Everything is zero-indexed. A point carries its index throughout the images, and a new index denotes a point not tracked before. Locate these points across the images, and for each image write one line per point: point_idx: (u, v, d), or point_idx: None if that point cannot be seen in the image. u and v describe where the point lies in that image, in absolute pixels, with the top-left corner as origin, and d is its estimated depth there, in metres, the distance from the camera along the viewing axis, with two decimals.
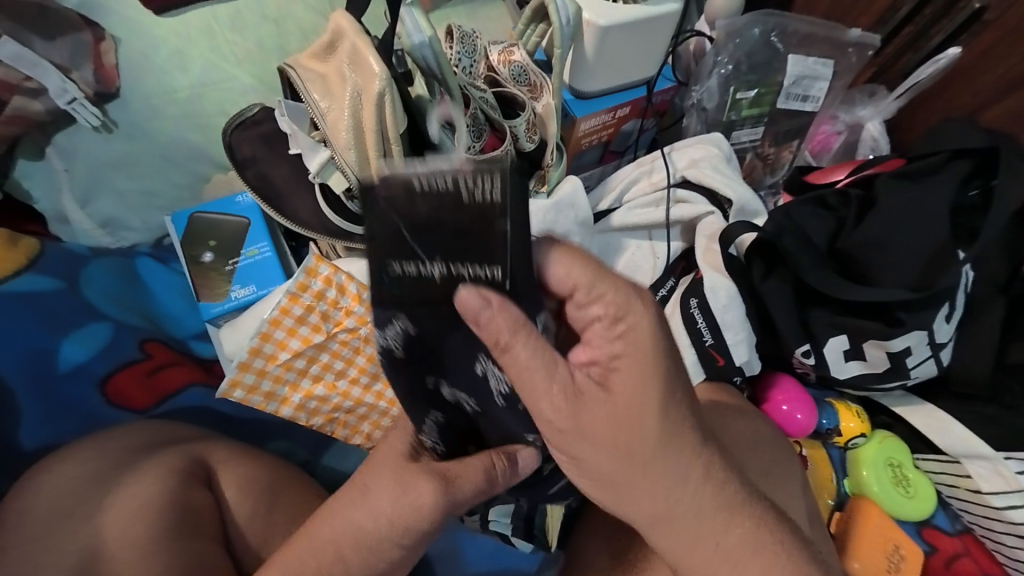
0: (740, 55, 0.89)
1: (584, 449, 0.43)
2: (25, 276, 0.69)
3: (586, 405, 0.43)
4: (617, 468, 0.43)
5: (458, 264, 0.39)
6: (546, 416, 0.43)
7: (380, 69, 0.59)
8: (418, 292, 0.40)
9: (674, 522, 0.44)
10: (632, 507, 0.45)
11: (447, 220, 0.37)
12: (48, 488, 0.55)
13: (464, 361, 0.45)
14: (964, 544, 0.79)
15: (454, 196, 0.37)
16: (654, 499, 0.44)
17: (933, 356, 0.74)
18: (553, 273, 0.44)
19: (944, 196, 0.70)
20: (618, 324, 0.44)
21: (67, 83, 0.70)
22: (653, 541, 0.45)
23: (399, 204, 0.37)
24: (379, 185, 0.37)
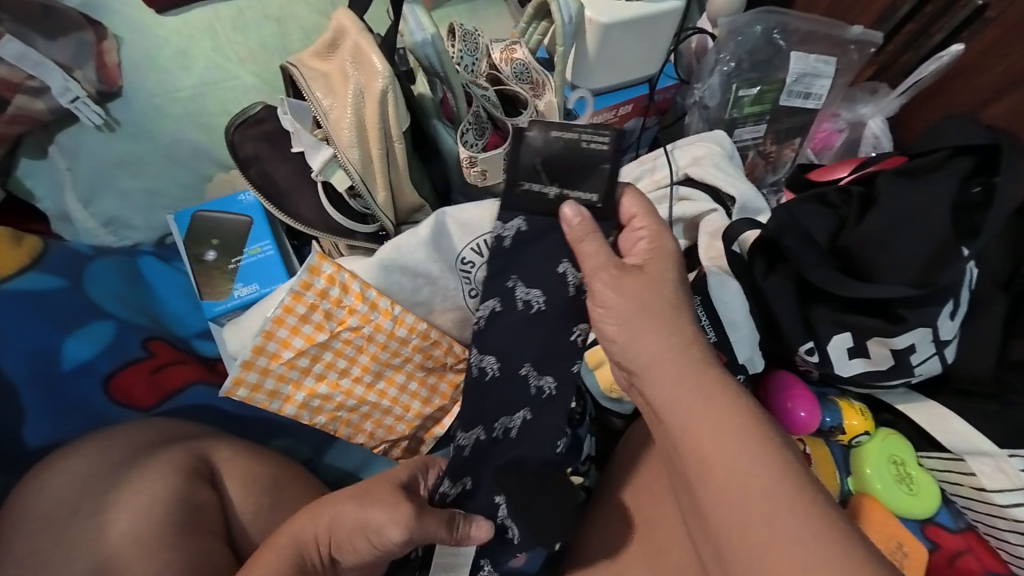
0: (743, 53, 0.89)
1: (624, 306, 0.53)
2: (29, 275, 0.69)
3: (626, 282, 0.54)
4: (653, 347, 0.52)
5: (570, 191, 0.57)
6: (602, 285, 0.54)
7: (382, 67, 0.59)
8: (532, 204, 0.58)
9: (687, 405, 0.49)
10: (655, 373, 0.51)
11: (575, 166, 0.56)
12: (53, 485, 0.55)
13: (550, 262, 0.59)
14: (967, 541, 0.79)
15: (578, 160, 0.56)
16: (677, 382, 0.50)
17: (937, 353, 0.73)
18: (625, 202, 0.58)
19: (949, 192, 0.70)
20: (652, 243, 0.57)
21: (70, 82, 0.70)
22: (667, 409, 0.50)
23: (538, 149, 0.56)
24: (530, 132, 0.55)
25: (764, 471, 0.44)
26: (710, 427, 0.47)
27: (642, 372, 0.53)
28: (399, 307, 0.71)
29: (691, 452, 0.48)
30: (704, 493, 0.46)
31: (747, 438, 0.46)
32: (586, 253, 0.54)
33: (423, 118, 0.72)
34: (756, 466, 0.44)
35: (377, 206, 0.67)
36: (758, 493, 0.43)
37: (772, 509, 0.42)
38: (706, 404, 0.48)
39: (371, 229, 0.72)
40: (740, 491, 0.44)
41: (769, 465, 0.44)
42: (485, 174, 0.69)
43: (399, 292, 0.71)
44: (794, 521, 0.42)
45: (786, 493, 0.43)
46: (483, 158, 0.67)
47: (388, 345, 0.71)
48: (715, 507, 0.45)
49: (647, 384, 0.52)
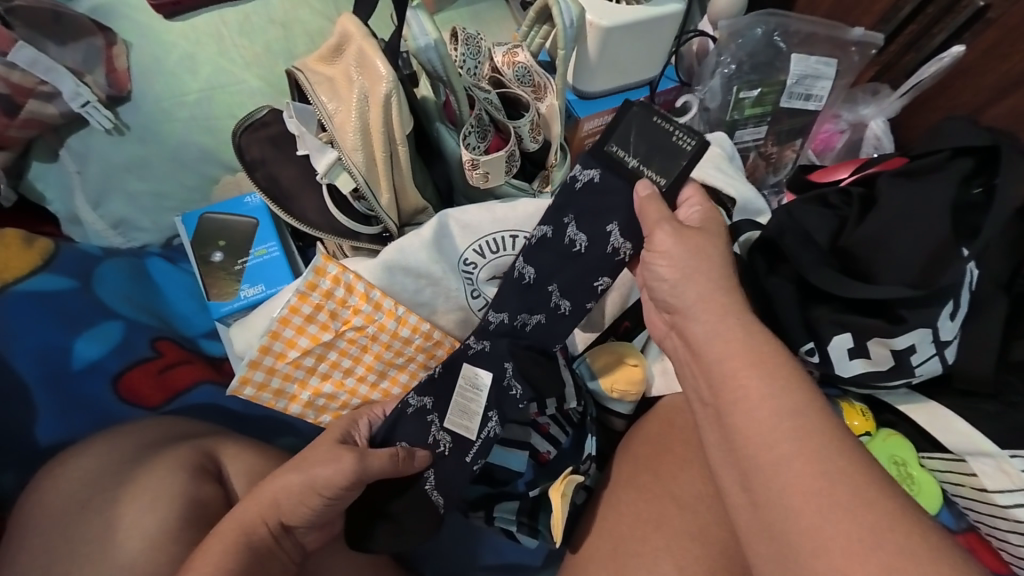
0: (743, 54, 0.89)
1: (680, 251, 0.58)
2: (41, 275, 0.71)
3: (687, 233, 0.60)
4: (701, 289, 0.56)
5: (646, 168, 0.65)
6: (669, 229, 0.60)
7: (387, 72, 0.60)
8: (610, 167, 0.66)
9: (731, 338, 0.52)
10: (702, 308, 0.55)
11: (657, 147, 0.65)
12: (66, 479, 0.56)
13: (599, 221, 0.67)
14: (968, 542, 0.79)
15: (665, 145, 0.65)
16: (724, 319, 0.53)
17: (937, 354, 0.74)
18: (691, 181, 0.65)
19: (948, 193, 0.71)
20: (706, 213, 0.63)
21: (81, 87, 0.72)
22: (705, 343, 0.53)
23: (632, 127, 0.65)
24: (635, 108, 0.65)
25: (797, 397, 0.47)
26: (748, 357, 0.50)
27: (689, 310, 0.56)
28: (402, 307, 0.71)
29: (726, 378, 0.50)
30: (735, 414, 0.49)
31: (781, 370, 0.49)
32: (649, 209, 0.61)
33: (426, 120, 0.73)
34: (790, 393, 0.47)
35: (381, 208, 0.68)
36: (792, 416, 0.46)
37: (803, 430, 0.45)
38: (748, 339, 0.52)
39: (374, 231, 0.73)
40: (772, 412, 0.47)
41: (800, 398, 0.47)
42: (487, 176, 0.70)
43: (402, 293, 0.72)
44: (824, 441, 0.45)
45: (819, 419, 0.46)
46: (485, 160, 0.68)
47: (391, 345, 0.72)
48: (744, 428, 0.48)
49: (691, 320, 0.56)
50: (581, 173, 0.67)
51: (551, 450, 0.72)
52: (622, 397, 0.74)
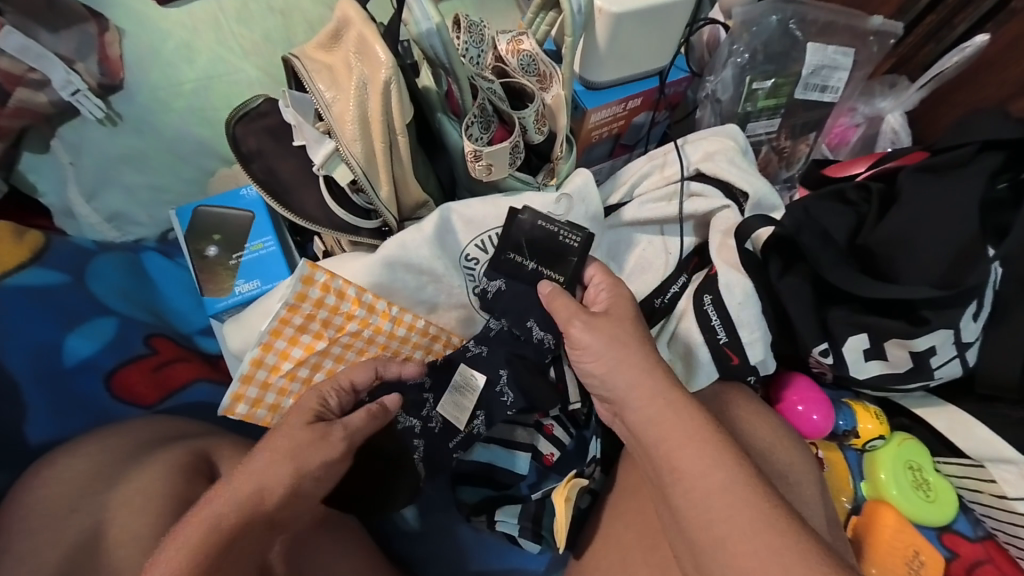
0: (757, 44, 0.85)
1: (597, 343, 0.59)
2: (32, 269, 0.68)
3: (598, 323, 0.60)
4: (629, 373, 0.57)
5: (545, 269, 0.66)
6: (579, 329, 0.59)
7: (386, 58, 0.58)
8: (514, 273, 0.66)
9: (663, 422, 0.53)
10: (636, 396, 0.55)
11: (550, 250, 0.66)
12: (55, 481, 0.54)
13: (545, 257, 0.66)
14: (985, 550, 0.76)
15: (551, 245, 0.66)
16: (654, 403, 0.54)
17: (959, 356, 0.71)
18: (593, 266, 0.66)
19: (974, 189, 0.68)
20: (612, 292, 0.64)
21: (72, 75, 0.69)
22: (642, 428, 0.55)
23: (524, 230, 0.66)
24: (522, 215, 0.66)
25: (728, 472, 0.49)
26: (682, 435, 0.52)
27: (624, 400, 0.56)
28: (396, 308, 0.70)
29: (663, 461, 0.52)
30: (676, 494, 0.51)
31: (710, 443, 0.51)
32: (558, 307, 0.61)
33: (429, 111, 0.70)
34: (719, 469, 0.49)
35: (380, 201, 0.66)
36: (721, 492, 0.48)
37: (733, 506, 0.47)
38: (678, 420, 0.53)
39: (374, 225, 0.71)
40: (704, 493, 0.49)
41: (729, 472, 0.49)
42: (491, 168, 0.67)
43: (403, 291, 0.69)
44: (752, 513, 0.47)
45: (746, 492, 0.48)
46: (488, 151, 0.65)
47: (389, 346, 0.70)
48: (687, 507, 0.49)
49: (627, 409, 0.56)
50: (490, 285, 0.66)
51: (555, 451, 0.70)
52: None
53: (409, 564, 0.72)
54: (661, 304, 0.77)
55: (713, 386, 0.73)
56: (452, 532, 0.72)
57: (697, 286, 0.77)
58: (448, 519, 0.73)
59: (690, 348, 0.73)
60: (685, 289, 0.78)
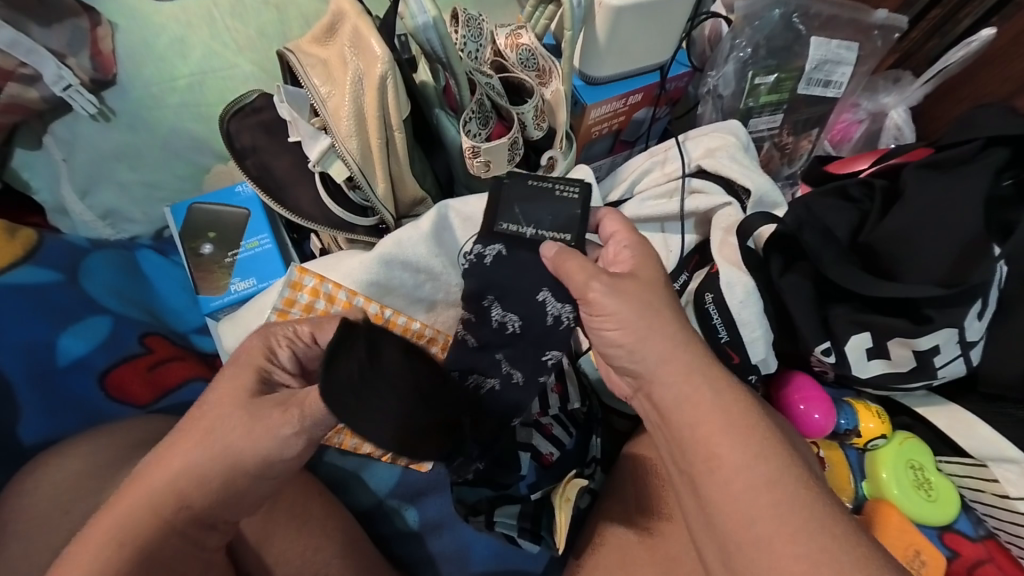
0: (760, 38, 0.84)
1: (627, 312, 0.52)
2: (23, 268, 0.68)
3: (625, 286, 0.53)
4: (661, 347, 0.52)
5: (547, 230, 0.57)
6: (603, 291, 0.52)
7: (382, 52, 0.57)
8: (515, 242, 0.57)
9: (700, 403, 0.50)
10: (666, 372, 0.51)
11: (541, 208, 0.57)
12: (48, 482, 0.54)
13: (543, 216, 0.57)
14: (987, 550, 0.76)
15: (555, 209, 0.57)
16: (689, 380, 0.50)
17: (962, 355, 0.71)
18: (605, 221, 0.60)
19: (979, 185, 0.67)
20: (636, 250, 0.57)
21: (63, 70, 0.68)
22: (677, 408, 0.50)
23: (513, 197, 0.57)
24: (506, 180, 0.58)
25: (772, 463, 0.46)
26: (720, 421, 0.49)
27: (653, 376, 0.52)
28: (389, 311, 0.69)
29: (699, 448, 0.48)
30: (709, 487, 0.47)
31: (752, 432, 0.48)
32: (570, 270, 0.53)
33: (426, 107, 0.69)
34: (761, 461, 0.46)
35: (377, 198, 0.65)
36: (766, 489, 0.45)
37: (778, 503, 0.45)
38: (715, 401, 0.50)
39: (371, 223, 0.70)
40: (749, 485, 0.46)
41: (774, 464, 0.46)
42: (489, 165, 0.66)
43: (401, 288, 0.69)
44: (801, 511, 0.44)
45: (791, 487, 0.45)
46: (486, 147, 0.64)
47: None
48: (721, 502, 0.46)
49: (658, 386, 0.52)
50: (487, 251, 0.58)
51: (554, 451, 0.69)
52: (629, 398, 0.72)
53: (408, 565, 0.71)
54: None
55: None
56: (451, 530, 0.72)
57: (697, 284, 0.76)
58: (448, 518, 0.72)
59: None
60: (686, 288, 0.78)
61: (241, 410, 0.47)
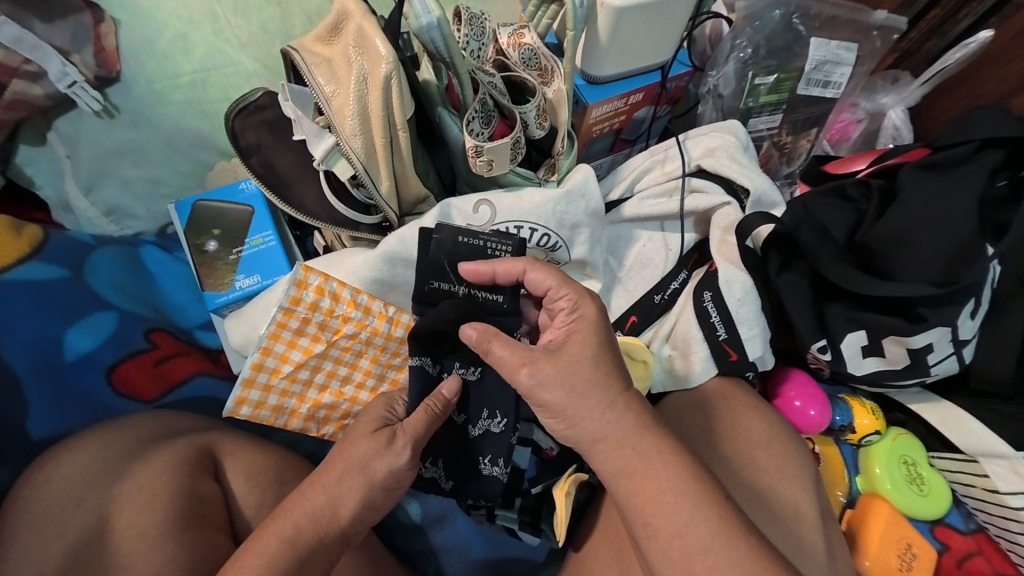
0: (761, 38, 0.84)
1: (558, 401, 0.56)
2: (29, 264, 0.68)
3: (560, 354, 0.57)
4: (595, 426, 0.55)
5: (477, 290, 0.64)
6: (529, 385, 0.56)
7: (386, 52, 0.57)
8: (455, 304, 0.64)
9: (635, 473, 0.53)
10: (600, 447, 0.55)
11: (481, 269, 0.62)
12: (59, 474, 0.55)
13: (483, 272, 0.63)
14: (976, 543, 0.78)
15: (497, 268, 0.62)
16: (622, 452, 0.54)
17: (955, 353, 0.72)
18: (530, 280, 0.62)
19: (973, 185, 0.68)
20: (572, 311, 0.60)
21: (67, 67, 0.68)
22: (612, 478, 0.55)
23: (443, 250, 0.64)
24: (437, 234, 0.63)
25: (702, 531, 0.50)
26: (655, 489, 0.52)
27: (590, 449, 0.56)
28: (392, 308, 0.70)
29: (637, 515, 0.52)
30: (654, 552, 0.51)
31: (687, 498, 0.51)
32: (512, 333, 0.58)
33: (429, 106, 0.70)
34: (700, 523, 0.50)
35: (381, 196, 0.66)
36: (702, 552, 0.49)
37: (714, 565, 0.49)
38: (655, 470, 0.53)
39: (375, 220, 0.71)
40: (684, 554, 0.49)
41: (709, 524, 0.50)
42: (492, 163, 0.67)
43: (405, 284, 0.70)
44: (733, 567, 0.48)
45: (727, 547, 0.49)
46: (489, 147, 0.64)
47: (387, 348, 0.70)
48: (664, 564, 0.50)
49: (593, 459, 0.56)
50: (465, 370, 0.65)
51: (554, 446, 0.72)
52: None
53: (409, 555, 0.73)
54: (660, 300, 0.78)
55: (712, 381, 0.74)
56: (454, 522, 0.73)
57: (697, 282, 0.77)
58: (448, 510, 0.74)
59: (688, 342, 0.74)
60: (686, 286, 0.78)
61: (301, 497, 0.54)
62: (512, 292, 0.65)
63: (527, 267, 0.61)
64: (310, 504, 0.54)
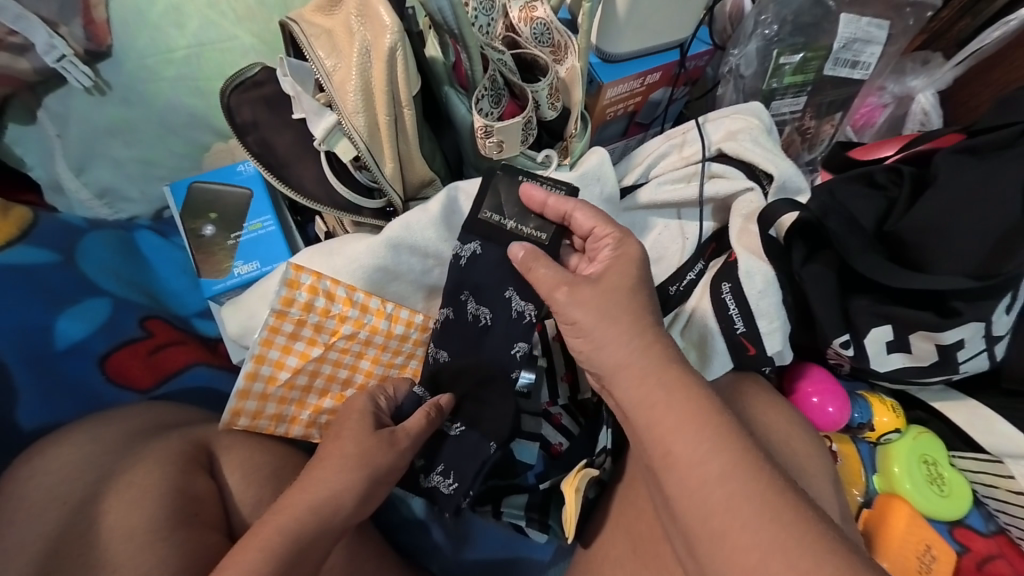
0: (788, 13, 0.78)
1: (589, 319, 0.54)
2: (19, 247, 0.66)
3: (583, 295, 0.55)
4: (617, 355, 0.53)
5: (524, 228, 0.61)
6: (564, 302, 0.55)
7: (391, 22, 0.54)
8: (492, 234, 0.62)
9: (655, 405, 0.50)
10: (623, 376, 0.53)
11: (534, 195, 0.59)
12: (46, 471, 0.52)
13: (533, 204, 0.60)
14: (997, 546, 0.75)
15: (547, 200, 0.59)
16: (644, 384, 0.51)
17: (987, 350, 0.69)
18: (578, 220, 0.59)
19: (1016, 173, 0.64)
20: (617, 249, 0.58)
21: (55, 39, 0.64)
22: (631, 408, 0.52)
23: (500, 186, 0.61)
24: (498, 171, 0.61)
25: (722, 455, 0.47)
26: (675, 421, 0.49)
27: (611, 377, 0.54)
28: (391, 305, 0.66)
29: (656, 444, 0.50)
30: (671, 485, 0.48)
31: (706, 429, 0.48)
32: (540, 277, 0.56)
33: (435, 84, 0.66)
34: (717, 451, 0.47)
35: (384, 178, 0.62)
36: (719, 480, 0.46)
37: (733, 494, 0.45)
38: (682, 450, 0.48)
39: (378, 205, 0.67)
40: (701, 480, 0.46)
41: (725, 449, 0.47)
42: (502, 145, 0.64)
43: (408, 274, 0.66)
44: (755, 501, 0.45)
45: (746, 480, 0.46)
46: (499, 127, 0.61)
47: (388, 347, 0.67)
48: (681, 497, 0.47)
49: (616, 388, 0.54)
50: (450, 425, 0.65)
51: (564, 442, 0.69)
52: None
53: (412, 553, 0.71)
54: (676, 292, 0.73)
55: (728, 375, 0.71)
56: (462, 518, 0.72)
57: (714, 275, 0.72)
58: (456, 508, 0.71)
59: (705, 335, 0.70)
60: (702, 277, 0.74)
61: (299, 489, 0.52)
62: (557, 234, 0.60)
63: (574, 205, 0.58)
64: (308, 501, 0.52)
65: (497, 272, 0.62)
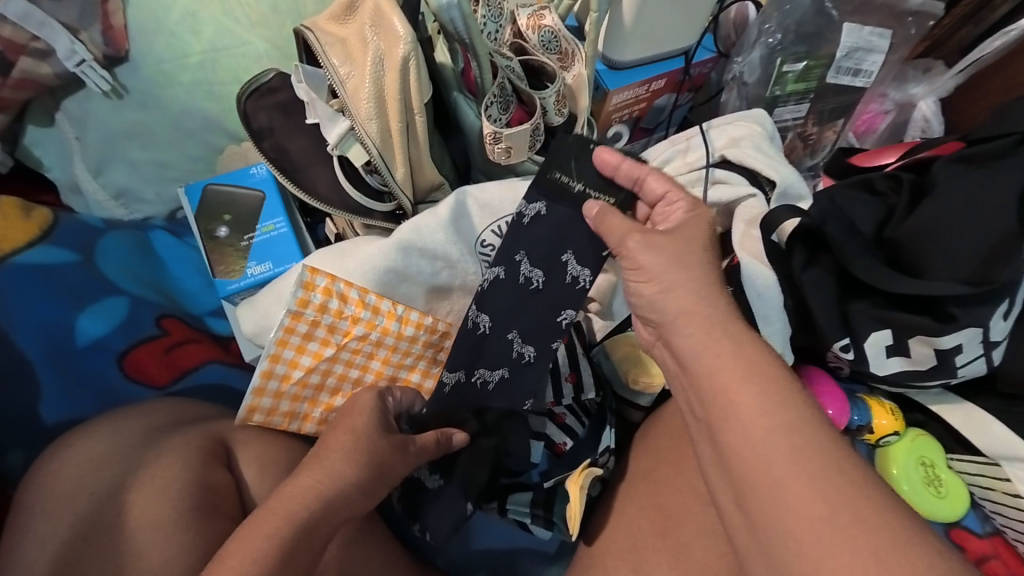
0: (791, 23, 0.80)
1: (657, 265, 0.54)
2: (39, 247, 0.68)
3: (657, 241, 0.55)
4: (679, 301, 0.52)
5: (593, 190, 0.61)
6: (636, 247, 0.55)
7: (404, 32, 0.56)
8: (559, 194, 0.61)
9: (716, 352, 0.49)
10: (685, 322, 0.52)
11: (609, 157, 0.60)
12: (72, 462, 0.54)
13: (607, 165, 0.60)
14: (993, 546, 0.77)
15: (623, 162, 0.60)
16: (707, 331, 0.50)
17: (983, 355, 0.70)
18: (651, 184, 0.59)
19: (1013, 181, 0.65)
20: (691, 209, 0.58)
21: (76, 44, 0.67)
22: (692, 355, 0.51)
23: (569, 147, 0.61)
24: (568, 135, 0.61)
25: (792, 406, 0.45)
26: (740, 371, 0.48)
27: (671, 325, 0.53)
28: (401, 307, 0.68)
29: (717, 394, 0.48)
30: (730, 434, 0.46)
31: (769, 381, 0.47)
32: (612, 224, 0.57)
33: (444, 91, 0.68)
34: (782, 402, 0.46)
35: (395, 183, 0.64)
36: (787, 428, 0.44)
37: (798, 444, 0.44)
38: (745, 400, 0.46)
39: (388, 208, 0.68)
40: (767, 429, 0.45)
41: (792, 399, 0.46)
42: (510, 151, 0.65)
43: (418, 276, 0.68)
44: (821, 451, 0.43)
45: (813, 430, 0.44)
46: (508, 133, 0.63)
47: (398, 348, 0.69)
48: (739, 448, 0.45)
49: (675, 334, 0.53)
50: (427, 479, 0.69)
51: (567, 441, 0.70)
52: (643, 389, 0.72)
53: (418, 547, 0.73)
54: None
55: None
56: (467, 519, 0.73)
57: None
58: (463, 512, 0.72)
59: None
60: None
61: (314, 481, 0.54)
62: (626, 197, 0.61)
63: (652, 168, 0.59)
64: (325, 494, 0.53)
65: (560, 232, 0.63)
